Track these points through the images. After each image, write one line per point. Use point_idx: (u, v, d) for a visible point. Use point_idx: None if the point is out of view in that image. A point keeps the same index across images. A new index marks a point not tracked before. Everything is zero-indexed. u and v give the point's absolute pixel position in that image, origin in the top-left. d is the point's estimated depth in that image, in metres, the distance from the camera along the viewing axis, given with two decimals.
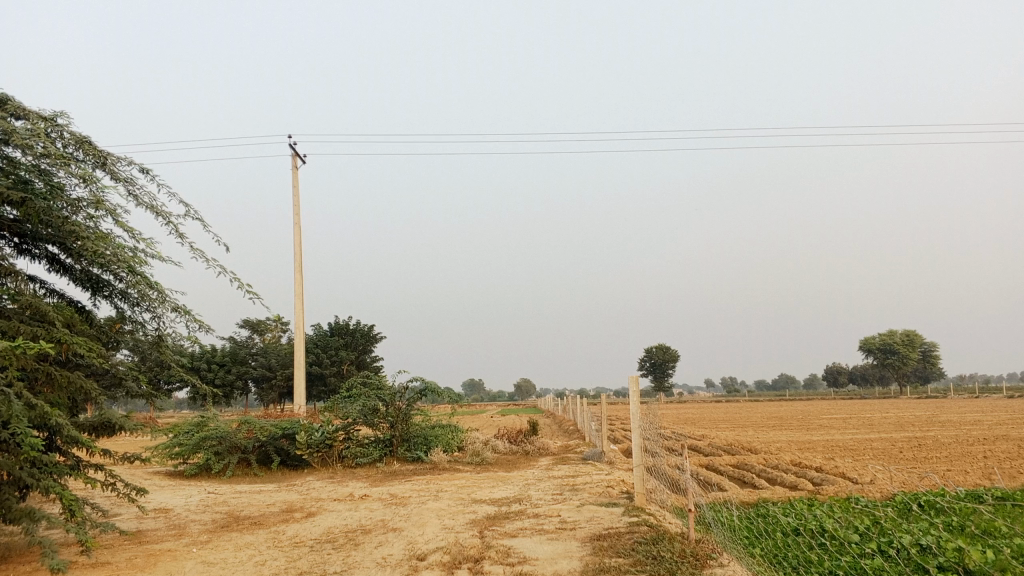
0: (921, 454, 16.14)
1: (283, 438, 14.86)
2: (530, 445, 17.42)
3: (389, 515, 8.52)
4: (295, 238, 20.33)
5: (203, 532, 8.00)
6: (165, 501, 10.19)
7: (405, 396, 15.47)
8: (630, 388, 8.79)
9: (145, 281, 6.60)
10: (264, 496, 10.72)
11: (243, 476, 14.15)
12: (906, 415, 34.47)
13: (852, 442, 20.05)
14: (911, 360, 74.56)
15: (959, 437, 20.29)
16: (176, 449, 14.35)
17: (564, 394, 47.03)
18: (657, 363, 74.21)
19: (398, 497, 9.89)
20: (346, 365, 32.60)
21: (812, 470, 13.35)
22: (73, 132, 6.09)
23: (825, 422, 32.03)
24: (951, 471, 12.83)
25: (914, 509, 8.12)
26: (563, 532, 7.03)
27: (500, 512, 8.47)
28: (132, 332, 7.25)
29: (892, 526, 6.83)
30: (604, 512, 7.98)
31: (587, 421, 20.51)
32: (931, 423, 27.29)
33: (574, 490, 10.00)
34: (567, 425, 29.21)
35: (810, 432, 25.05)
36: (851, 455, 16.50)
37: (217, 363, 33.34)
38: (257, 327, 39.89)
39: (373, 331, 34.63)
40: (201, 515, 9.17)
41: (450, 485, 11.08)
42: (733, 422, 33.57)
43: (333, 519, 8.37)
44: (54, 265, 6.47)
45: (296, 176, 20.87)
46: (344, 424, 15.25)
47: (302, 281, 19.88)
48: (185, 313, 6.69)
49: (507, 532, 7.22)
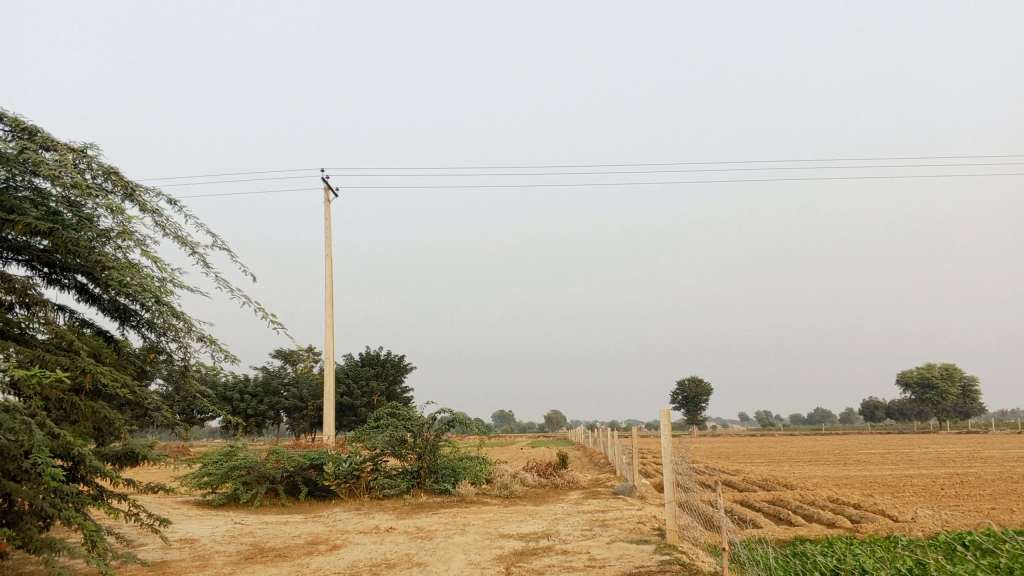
0: (964, 491, 15.61)
1: (311, 468, 14.81)
2: (559, 478, 17.18)
3: (414, 549, 8.37)
4: (327, 270, 20.42)
5: (227, 564, 7.91)
6: (191, 531, 10.14)
7: (433, 427, 15.33)
8: (662, 421, 8.58)
9: (170, 311, 6.58)
10: (290, 528, 10.64)
11: (271, 507, 14.07)
12: (947, 451, 33.46)
13: (893, 479, 19.47)
14: (951, 394, 72.79)
15: (1003, 475, 19.66)
16: (205, 478, 14.35)
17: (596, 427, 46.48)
18: (689, 396, 73.34)
19: (425, 531, 9.74)
20: (377, 396, 32.58)
21: (850, 507, 12.96)
22: (101, 163, 6.11)
23: (863, 457, 31.23)
24: (997, 509, 12.38)
25: (959, 550, 7.80)
26: (592, 570, 6.82)
27: (527, 547, 8.28)
28: (166, 362, 7.22)
29: (936, 569, 6.54)
30: (635, 549, 7.76)
31: (618, 454, 20.22)
32: (973, 460, 26.52)
33: (603, 526, 9.77)
34: (598, 458, 28.82)
35: (848, 468, 24.43)
36: (890, 492, 16.02)
37: (249, 393, 33.52)
38: (290, 358, 40.09)
39: (403, 362, 34.63)
40: (226, 546, 9.11)
41: (477, 518, 10.90)
42: (769, 457, 32.88)
43: (358, 552, 8.23)
44: (83, 295, 6.48)
45: (329, 208, 21.07)
46: (372, 455, 15.15)
47: (333, 312, 19.93)
48: (211, 342, 6.64)
49: (534, 569, 7.03)
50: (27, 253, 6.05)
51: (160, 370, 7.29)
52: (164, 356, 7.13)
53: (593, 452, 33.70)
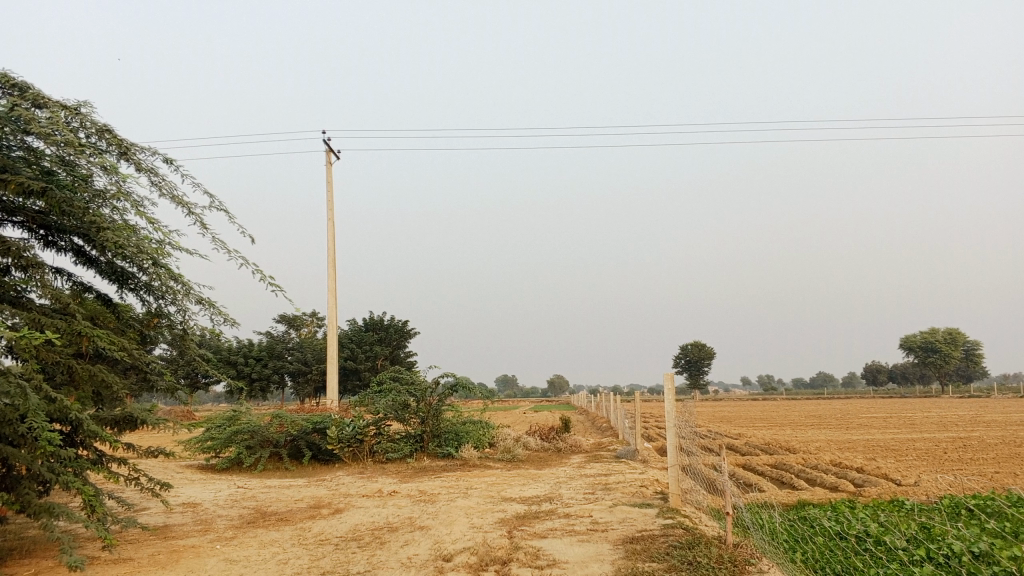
0: (967, 456, 15.58)
1: (314, 433, 14.82)
2: (562, 442, 17.20)
3: (417, 512, 8.36)
4: (329, 234, 20.30)
5: (229, 528, 7.91)
6: (194, 495, 10.16)
7: (436, 392, 15.30)
8: (665, 386, 8.50)
9: (168, 273, 6.48)
10: (293, 491, 10.65)
11: (274, 470, 14.11)
12: (949, 415, 33.48)
13: (895, 443, 19.49)
14: (954, 359, 72.77)
15: (1006, 439, 19.66)
16: (209, 442, 14.38)
17: (599, 391, 46.62)
18: (692, 361, 73.51)
19: (427, 495, 9.73)
20: (380, 361, 32.62)
21: (853, 471, 12.95)
22: (95, 122, 5.97)
23: (866, 421, 31.26)
24: (1000, 473, 12.34)
25: (964, 514, 7.76)
26: (594, 534, 6.79)
27: (529, 511, 8.26)
28: (168, 326, 7.13)
29: (941, 533, 6.51)
30: (637, 514, 7.73)
31: (621, 418, 20.23)
32: (976, 424, 26.55)
33: (606, 490, 9.76)
34: (600, 421, 28.89)
35: (851, 432, 24.47)
36: (893, 456, 15.99)
37: (253, 357, 33.58)
38: (294, 323, 40.10)
39: (407, 327, 34.63)
40: (229, 509, 9.11)
41: (480, 482, 10.90)
42: (771, 420, 32.92)
43: (360, 516, 8.22)
44: (80, 257, 6.38)
45: (330, 172, 20.87)
46: (375, 419, 15.15)
47: (336, 277, 19.84)
48: (210, 305, 6.55)
49: (537, 532, 6.99)
50: (21, 214, 5.93)
51: (163, 334, 7.20)
52: (166, 320, 7.03)
53: (596, 415, 33.79)
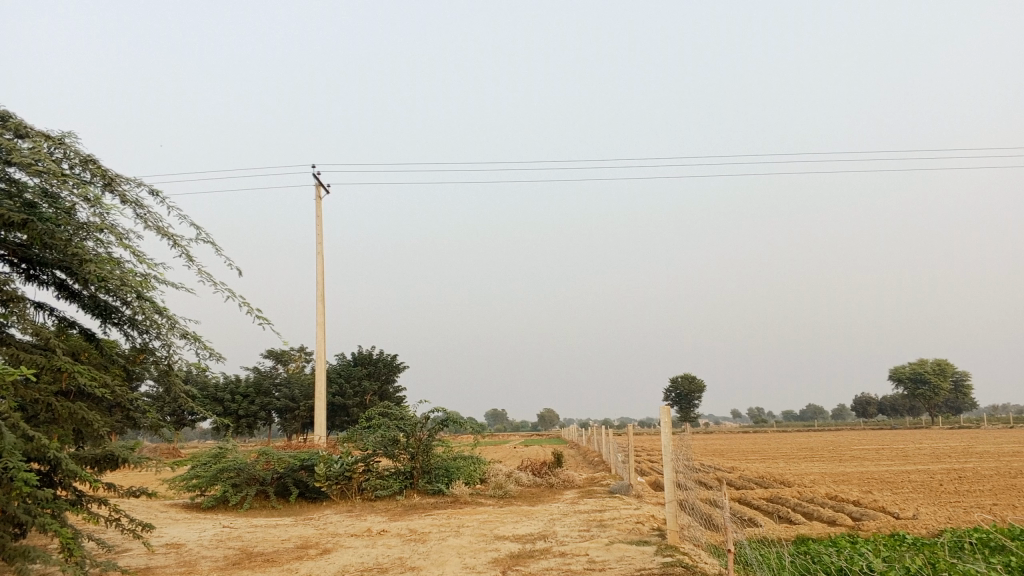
0: (963, 488, 15.44)
1: (302, 470, 14.55)
2: (554, 477, 16.96)
3: (407, 552, 8.12)
4: (318, 268, 20.14)
5: (213, 570, 7.65)
6: (178, 536, 9.89)
7: (426, 427, 15.09)
8: (661, 419, 8.32)
9: (152, 307, 6.30)
10: (280, 531, 10.37)
11: (261, 509, 13.80)
12: (940, 447, 33.40)
13: (890, 475, 19.32)
14: (943, 390, 72.82)
15: (1000, 470, 19.55)
16: (193, 481, 14.07)
17: (590, 425, 46.29)
18: (682, 393, 73.34)
19: (418, 533, 9.49)
20: (369, 396, 32.28)
21: (851, 504, 12.79)
22: (78, 152, 5.82)
23: (859, 453, 31.12)
24: (998, 505, 12.21)
25: (966, 548, 7.63)
26: (591, 574, 6.59)
27: (523, 550, 8.03)
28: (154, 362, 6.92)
29: (946, 569, 6.37)
30: (635, 551, 7.54)
31: (613, 452, 20.05)
32: (969, 455, 26.46)
33: (601, 527, 9.56)
34: (592, 456, 28.65)
35: (844, 465, 24.33)
36: (889, 489, 15.83)
37: (240, 394, 33.16)
38: (281, 358, 39.76)
39: (396, 362, 34.34)
40: (214, 550, 8.84)
41: (472, 520, 10.66)
42: (764, 454, 32.71)
43: (349, 557, 7.97)
44: (62, 291, 6.21)
45: (319, 205, 20.77)
46: (363, 455, 14.89)
47: (324, 311, 19.64)
48: (195, 340, 6.34)
49: (532, 572, 6.77)
50: (3, 247, 5.77)
51: (149, 370, 6.99)
52: (152, 356, 6.82)
53: (587, 450, 33.50)
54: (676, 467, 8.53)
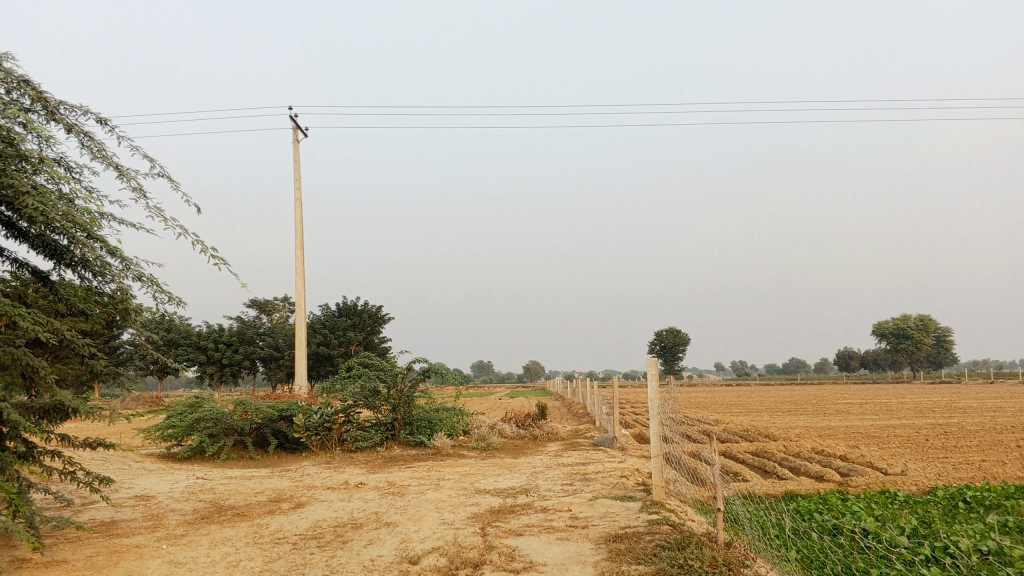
0: (950, 443, 15.30)
1: (281, 420, 14.25)
2: (538, 429, 16.74)
3: (384, 506, 7.82)
4: (297, 215, 19.59)
5: (180, 525, 7.32)
6: (148, 488, 9.57)
7: (408, 378, 14.77)
8: (649, 371, 7.95)
9: (104, 247, 5.81)
10: (254, 483, 10.05)
11: (238, 460, 13.52)
12: (924, 401, 33.39)
13: (874, 430, 19.25)
14: (925, 345, 73.18)
15: (985, 426, 19.43)
16: (170, 430, 13.69)
17: (574, 378, 46.26)
18: (667, 346, 73.57)
19: (397, 487, 9.20)
20: (354, 346, 31.89)
21: (837, 459, 12.61)
22: (14, 74, 5.26)
23: (843, 407, 31.15)
24: (987, 462, 12.02)
25: (962, 507, 7.39)
26: (574, 531, 6.28)
27: (504, 505, 7.73)
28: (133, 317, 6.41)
29: (943, 529, 6.11)
30: (619, 508, 7.24)
31: (597, 404, 19.87)
32: (953, 410, 26.46)
33: (585, 481, 9.31)
34: (577, 408, 28.57)
35: (829, 419, 24.24)
36: (876, 444, 15.68)
37: (223, 342, 32.63)
38: (265, 307, 39.41)
39: (381, 312, 33.91)
40: (183, 504, 8.51)
41: (452, 473, 10.38)
42: (750, 406, 32.61)
43: (322, 511, 7.64)
44: (10, 231, 5.76)
45: (297, 148, 20.14)
46: (343, 407, 14.53)
47: (304, 259, 19.17)
48: (151, 284, 5.87)
49: (512, 529, 6.47)
50: None
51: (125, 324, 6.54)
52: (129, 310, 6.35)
53: (572, 402, 33.34)
54: (662, 420, 8.19)
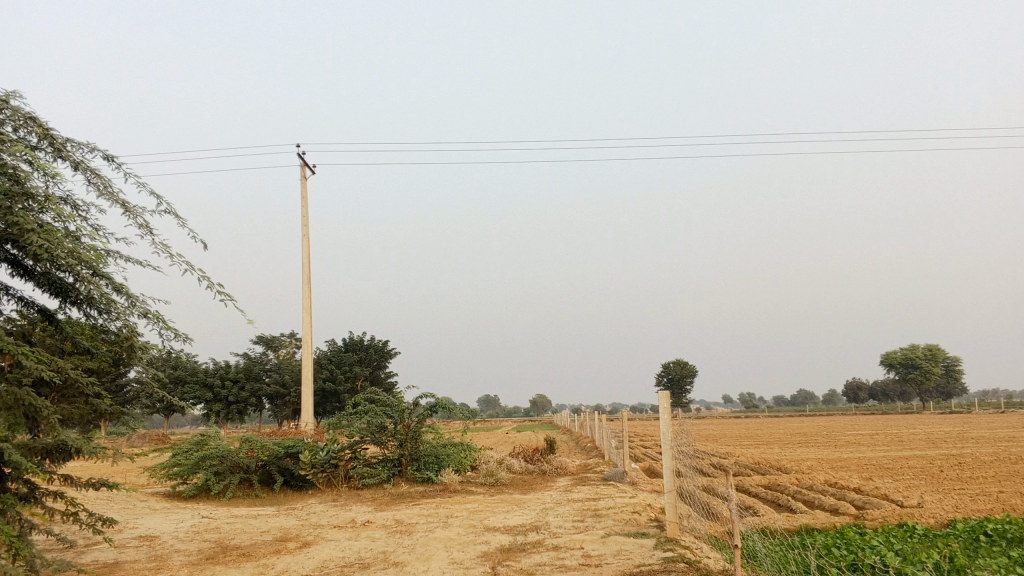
0: (966, 474, 15.05)
1: (287, 458, 14.11)
2: (547, 464, 16.55)
3: (392, 545, 7.67)
4: (303, 251, 19.60)
5: (184, 566, 7.19)
6: (152, 527, 9.43)
7: (415, 414, 14.63)
8: (660, 404, 7.83)
9: (110, 284, 5.77)
10: (259, 522, 9.91)
11: (244, 498, 13.36)
12: (936, 432, 32.99)
13: (888, 461, 18.99)
14: (935, 375, 72.59)
15: (1000, 456, 19.15)
16: (175, 469, 13.55)
17: (582, 411, 45.91)
18: (675, 379, 73.16)
19: (404, 525, 9.05)
20: (360, 381, 31.74)
21: (852, 492, 12.40)
22: (21, 111, 5.25)
23: (854, 438, 30.79)
24: (1005, 493, 11.79)
25: (983, 540, 7.22)
26: (587, 570, 6.14)
27: (514, 543, 7.58)
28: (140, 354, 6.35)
29: (967, 564, 5.94)
30: (633, 545, 7.08)
31: (606, 438, 19.67)
32: (967, 440, 26.15)
33: (596, 517, 9.16)
34: (585, 442, 28.30)
35: (840, 450, 23.96)
36: (890, 476, 15.45)
37: (230, 379, 32.50)
38: (272, 344, 39.38)
39: (387, 347, 33.79)
40: (188, 544, 8.37)
41: (460, 510, 10.22)
42: (760, 439, 32.26)
43: (330, 551, 7.50)
44: (16, 269, 5.71)
45: (303, 185, 20.21)
46: (350, 443, 14.39)
47: (310, 295, 19.14)
48: (156, 321, 5.82)
49: (523, 568, 6.33)
50: None
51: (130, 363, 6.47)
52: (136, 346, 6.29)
53: (580, 436, 33.05)
54: (675, 453, 8.06)
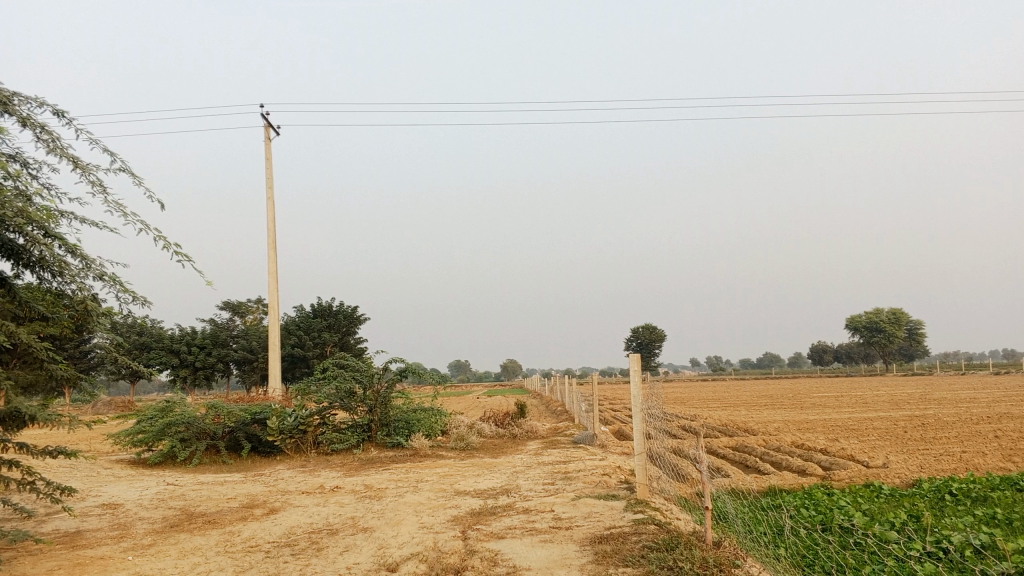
0: (929, 435, 15.30)
1: (254, 424, 13.94)
2: (517, 428, 16.55)
3: (361, 511, 7.59)
4: (269, 214, 19.24)
5: (148, 534, 7.04)
6: (116, 495, 9.26)
7: (385, 378, 14.50)
8: (632, 367, 7.77)
9: (63, 246, 5.52)
10: (226, 489, 9.76)
11: (210, 465, 13.20)
12: (899, 393, 33.58)
13: (853, 423, 19.26)
14: (897, 338, 73.84)
15: (963, 417, 19.49)
16: (140, 436, 13.33)
17: (551, 376, 46.00)
18: (644, 342, 73.69)
19: (374, 490, 8.96)
20: (329, 347, 31.48)
21: (818, 453, 12.54)
22: None
23: (820, 400, 31.30)
24: (968, 453, 11.99)
25: (949, 499, 7.29)
26: (558, 533, 6.09)
27: (485, 506, 7.53)
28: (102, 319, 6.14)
29: (934, 523, 5.98)
30: (603, 508, 7.05)
31: (576, 401, 19.72)
32: (930, 401, 26.65)
33: (567, 480, 9.13)
34: (555, 406, 28.42)
35: (806, 412, 24.29)
36: (855, 437, 15.67)
37: (196, 345, 32.05)
38: (239, 309, 38.93)
39: (356, 313, 33.52)
40: (152, 512, 8.21)
41: (431, 474, 10.16)
42: (728, 402, 32.63)
43: (297, 517, 7.39)
44: None
45: (268, 146, 19.78)
46: (318, 408, 14.25)
47: (276, 259, 18.83)
48: (113, 283, 5.60)
49: (493, 532, 6.26)
50: None
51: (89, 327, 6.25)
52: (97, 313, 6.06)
53: (551, 400, 33.17)
54: (646, 416, 8.02)
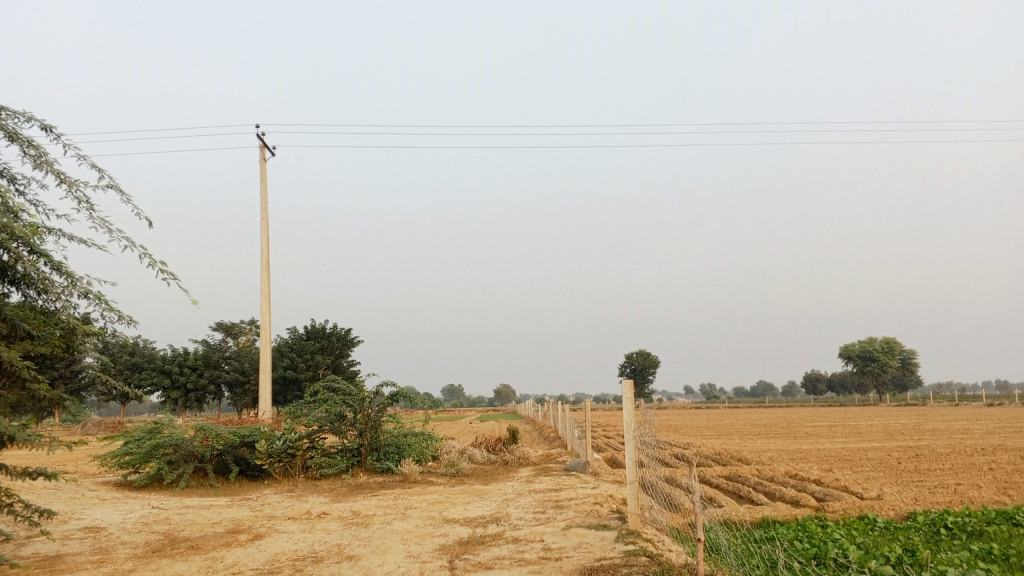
0: (923, 466, 15.19)
1: (243, 446, 13.78)
2: (509, 454, 16.40)
3: (347, 538, 7.45)
4: (263, 235, 19.17)
5: (129, 559, 6.90)
6: (98, 519, 9.10)
7: (376, 403, 14.36)
8: (625, 394, 7.68)
9: (48, 263, 5.43)
10: (211, 513, 9.61)
11: (197, 488, 13.02)
12: (893, 424, 33.43)
13: (847, 453, 19.13)
14: (891, 368, 73.80)
15: (957, 449, 19.38)
16: (126, 457, 13.16)
17: (544, 402, 45.78)
18: (638, 368, 73.53)
19: (361, 517, 8.82)
20: (321, 369, 31.29)
21: (812, 484, 12.43)
22: None
23: (814, 429, 31.16)
24: (962, 485, 11.89)
25: (944, 533, 7.21)
26: (547, 564, 5.98)
27: (473, 535, 7.40)
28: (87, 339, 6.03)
29: (929, 557, 5.89)
30: (594, 538, 6.94)
31: (569, 428, 19.58)
32: (924, 432, 26.54)
33: (557, 508, 9.01)
34: (548, 431, 28.22)
35: (800, 441, 24.19)
36: (849, 467, 15.56)
37: (188, 366, 31.82)
38: (231, 331, 38.75)
39: (350, 335, 33.38)
40: (135, 536, 8.07)
41: (420, 501, 10.03)
42: (722, 430, 32.46)
43: (282, 544, 7.26)
44: None
45: (263, 167, 19.77)
46: (308, 432, 14.09)
47: (269, 280, 18.72)
48: (98, 301, 5.51)
49: (481, 562, 6.15)
50: None
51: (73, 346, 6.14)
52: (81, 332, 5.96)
53: (544, 426, 32.92)
54: (638, 444, 7.92)
